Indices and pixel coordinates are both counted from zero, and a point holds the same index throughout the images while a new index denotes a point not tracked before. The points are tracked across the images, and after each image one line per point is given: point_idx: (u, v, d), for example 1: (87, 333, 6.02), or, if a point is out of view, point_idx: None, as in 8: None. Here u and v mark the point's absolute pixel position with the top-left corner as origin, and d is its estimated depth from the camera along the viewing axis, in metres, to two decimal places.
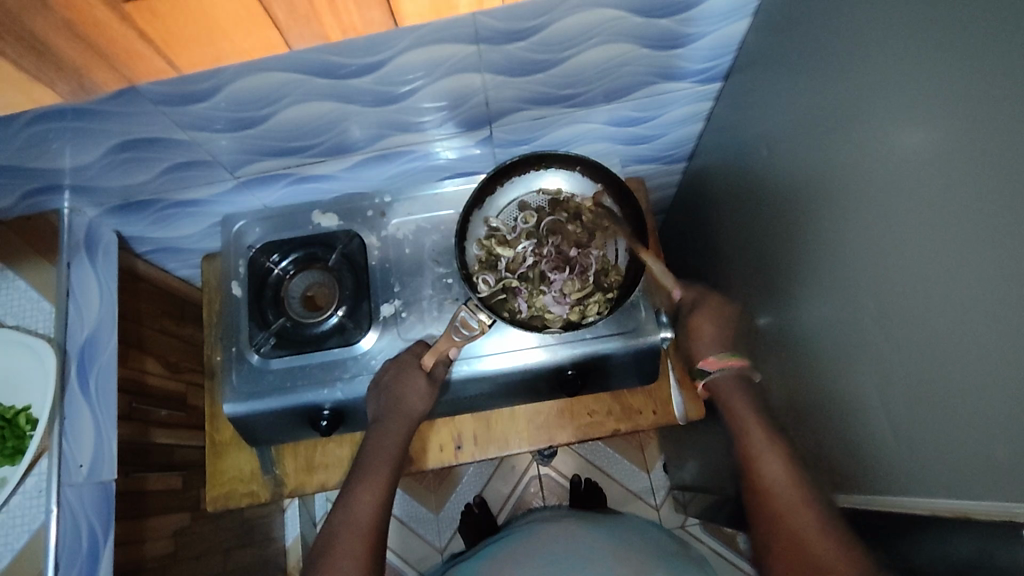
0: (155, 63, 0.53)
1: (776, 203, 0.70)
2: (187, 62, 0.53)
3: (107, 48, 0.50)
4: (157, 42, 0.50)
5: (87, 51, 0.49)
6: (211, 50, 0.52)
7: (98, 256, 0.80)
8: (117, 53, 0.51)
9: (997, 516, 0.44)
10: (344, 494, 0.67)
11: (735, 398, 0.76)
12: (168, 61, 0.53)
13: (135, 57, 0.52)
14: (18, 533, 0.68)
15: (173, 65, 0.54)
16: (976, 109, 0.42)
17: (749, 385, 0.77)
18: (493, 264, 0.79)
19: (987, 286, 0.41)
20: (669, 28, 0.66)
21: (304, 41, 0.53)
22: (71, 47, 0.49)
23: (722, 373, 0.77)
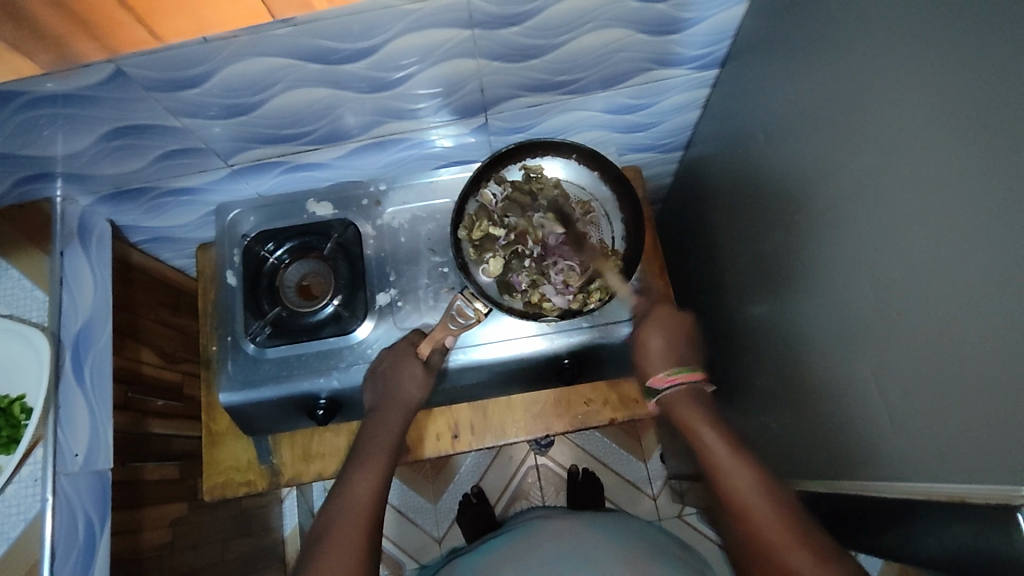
0: (137, 32, 0.50)
1: (773, 191, 0.70)
2: (171, 33, 0.51)
3: (89, 18, 0.48)
4: (137, 10, 0.48)
5: (66, 17, 0.47)
6: (194, 18, 0.50)
7: (93, 245, 0.79)
8: (97, 22, 0.48)
9: (987, 498, 0.43)
10: (342, 480, 0.66)
11: (690, 419, 0.66)
12: (150, 31, 0.50)
13: (114, 25, 0.49)
14: (14, 523, 0.67)
15: (155, 35, 0.51)
16: (970, 91, 0.41)
17: (703, 398, 0.68)
18: (492, 246, 0.76)
19: (985, 269, 0.41)
20: (665, 13, 0.66)
21: (290, 9, 0.51)
22: (49, 13, 0.46)
23: (677, 390, 0.69)
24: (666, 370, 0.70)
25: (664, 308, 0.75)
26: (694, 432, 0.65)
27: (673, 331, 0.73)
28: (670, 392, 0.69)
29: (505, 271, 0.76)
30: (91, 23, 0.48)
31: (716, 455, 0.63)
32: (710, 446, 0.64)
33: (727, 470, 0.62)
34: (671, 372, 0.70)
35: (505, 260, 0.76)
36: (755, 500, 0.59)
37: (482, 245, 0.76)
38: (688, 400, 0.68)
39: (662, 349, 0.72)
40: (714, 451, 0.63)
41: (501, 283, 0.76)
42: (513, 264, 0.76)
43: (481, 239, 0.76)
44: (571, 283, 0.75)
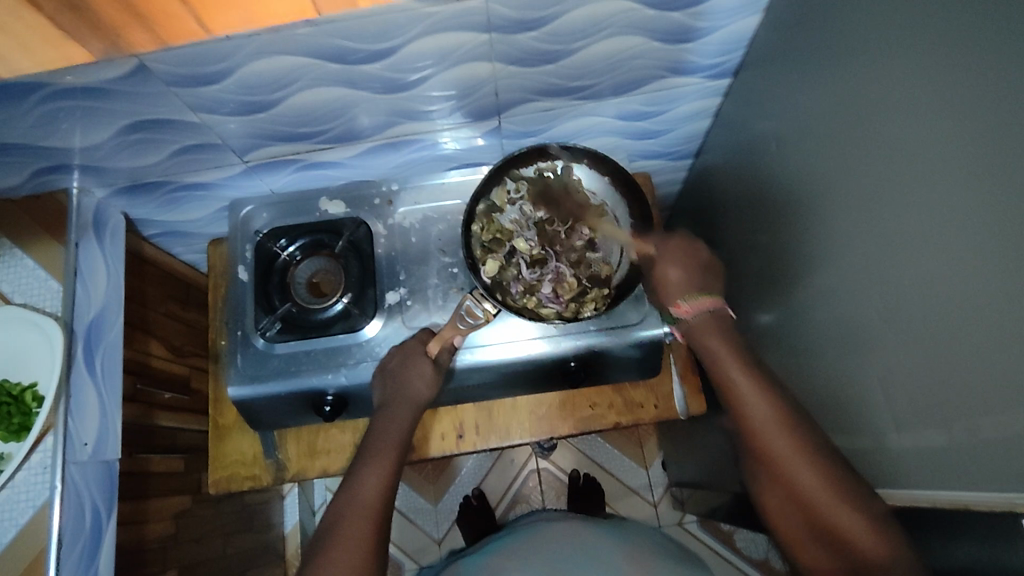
0: (191, 25, 0.53)
1: (782, 199, 0.71)
2: (222, 27, 0.54)
3: (146, 13, 0.51)
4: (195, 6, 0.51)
5: (125, 11, 0.50)
6: (246, 12, 0.52)
7: (106, 237, 0.80)
8: (154, 16, 0.51)
9: (993, 507, 0.44)
10: (350, 475, 0.67)
11: (711, 341, 0.66)
12: (202, 25, 0.53)
13: (169, 20, 0.52)
14: (23, 509, 0.68)
15: (207, 30, 0.54)
16: (980, 105, 0.42)
17: (723, 321, 0.68)
18: (498, 246, 0.77)
19: (991, 281, 0.42)
20: (680, 22, 0.67)
21: (334, 6, 0.54)
22: (109, 6, 0.49)
23: (699, 317, 0.68)
24: (684, 296, 0.69)
25: (676, 241, 0.73)
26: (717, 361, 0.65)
27: (687, 262, 0.71)
28: (695, 317, 0.68)
29: (506, 270, 0.77)
30: (147, 15, 0.51)
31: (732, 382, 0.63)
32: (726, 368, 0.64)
33: (738, 397, 0.62)
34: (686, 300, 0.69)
35: (508, 261, 0.77)
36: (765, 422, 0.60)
37: (488, 244, 0.77)
38: (712, 325, 0.67)
39: (680, 280, 0.70)
40: (762, 418, 0.60)
41: (500, 281, 0.77)
42: (515, 264, 0.77)
43: (487, 238, 0.78)
44: (566, 292, 0.77)
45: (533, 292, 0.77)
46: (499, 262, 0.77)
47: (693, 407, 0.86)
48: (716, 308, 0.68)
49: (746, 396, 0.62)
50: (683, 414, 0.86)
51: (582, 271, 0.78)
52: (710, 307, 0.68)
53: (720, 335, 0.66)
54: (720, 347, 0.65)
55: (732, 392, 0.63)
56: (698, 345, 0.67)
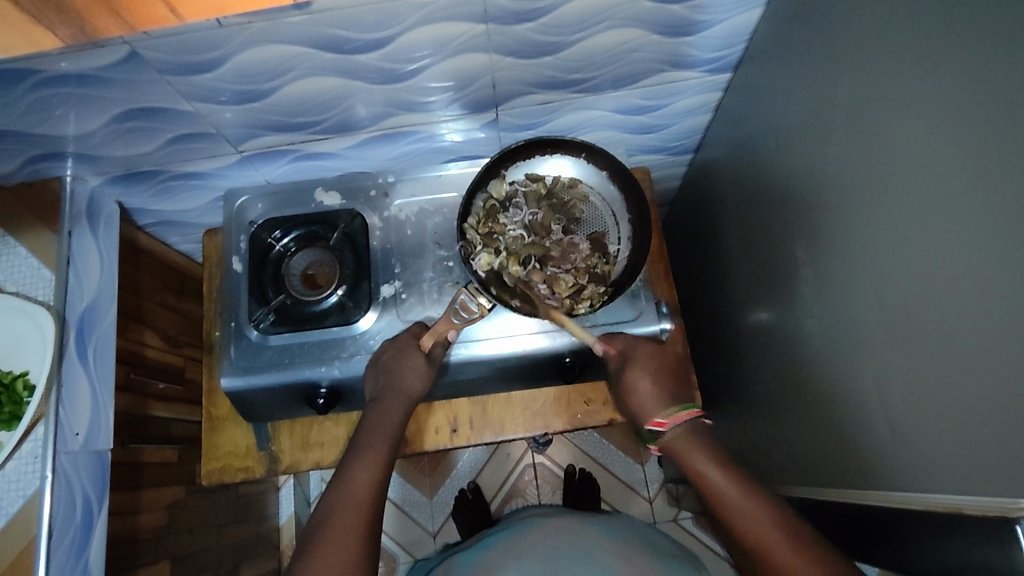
0: (158, 8, 0.49)
1: (780, 197, 0.70)
2: (192, 12, 0.49)
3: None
4: None
5: None
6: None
7: (100, 225, 0.80)
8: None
9: (985, 511, 0.43)
10: (342, 469, 0.66)
11: (692, 453, 0.64)
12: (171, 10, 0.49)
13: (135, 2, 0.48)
14: (12, 498, 0.68)
15: (178, 14, 0.50)
16: (982, 102, 0.41)
17: (702, 432, 0.66)
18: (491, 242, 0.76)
19: (986, 281, 0.41)
20: (680, 14, 0.66)
21: None
22: None
23: (676, 432, 0.66)
24: (661, 414, 0.68)
25: (645, 347, 0.73)
26: (704, 474, 0.63)
27: (654, 371, 0.71)
28: (671, 434, 0.67)
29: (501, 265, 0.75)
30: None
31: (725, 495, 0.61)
32: (711, 478, 0.62)
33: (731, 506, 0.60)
34: (661, 417, 0.68)
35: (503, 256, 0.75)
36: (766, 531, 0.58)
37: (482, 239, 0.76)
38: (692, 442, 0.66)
39: (651, 392, 0.70)
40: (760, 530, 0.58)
41: (494, 275, 0.75)
42: (510, 260, 0.75)
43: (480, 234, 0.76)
44: (562, 289, 0.75)
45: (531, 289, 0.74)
46: (493, 258, 0.75)
47: None
48: (694, 421, 0.67)
49: (744, 512, 0.60)
50: None
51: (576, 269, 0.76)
52: (688, 420, 0.67)
53: (703, 451, 0.64)
54: (704, 462, 0.63)
55: (728, 511, 0.61)
56: (678, 461, 0.66)
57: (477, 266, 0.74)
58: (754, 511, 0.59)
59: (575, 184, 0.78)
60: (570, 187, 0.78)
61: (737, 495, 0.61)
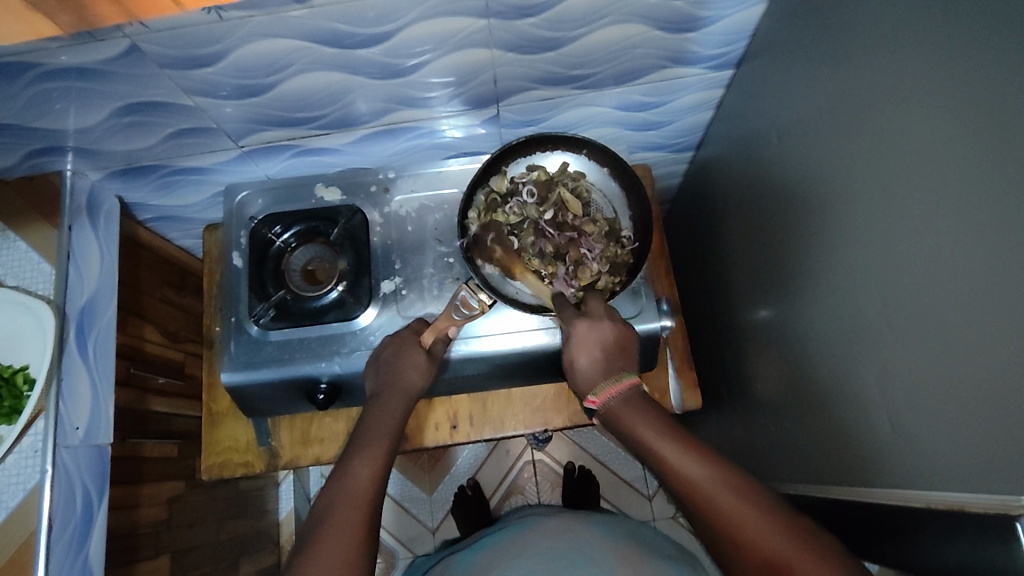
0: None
1: (781, 194, 0.70)
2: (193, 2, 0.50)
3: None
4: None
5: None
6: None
7: (101, 220, 0.80)
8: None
9: (987, 508, 0.43)
10: (342, 464, 0.66)
11: (632, 416, 0.63)
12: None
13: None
14: (13, 492, 0.68)
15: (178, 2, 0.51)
16: (985, 98, 0.41)
17: (642, 398, 0.65)
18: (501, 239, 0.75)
19: (989, 279, 0.41)
20: (682, 10, 0.65)
21: None
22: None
23: (616, 399, 0.65)
24: (594, 390, 0.66)
25: (596, 306, 0.70)
26: (646, 437, 0.61)
27: (609, 340, 0.68)
28: (609, 402, 0.65)
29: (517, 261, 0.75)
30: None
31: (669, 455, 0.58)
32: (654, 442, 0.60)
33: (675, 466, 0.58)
34: (596, 394, 0.66)
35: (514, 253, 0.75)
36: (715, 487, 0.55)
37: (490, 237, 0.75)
38: (632, 407, 0.64)
39: (600, 358, 0.67)
40: (707, 487, 0.55)
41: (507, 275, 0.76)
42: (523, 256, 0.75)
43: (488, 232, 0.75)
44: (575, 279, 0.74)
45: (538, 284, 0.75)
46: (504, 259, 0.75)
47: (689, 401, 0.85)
48: (631, 390, 0.65)
49: (689, 471, 0.57)
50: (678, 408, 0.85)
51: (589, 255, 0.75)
52: (621, 388, 0.65)
53: (642, 414, 0.62)
54: (643, 424, 0.62)
55: (673, 472, 0.58)
56: (620, 430, 0.64)
57: (484, 266, 0.75)
58: (691, 460, 0.57)
59: (582, 176, 0.78)
60: (577, 179, 0.78)
61: (680, 454, 0.58)
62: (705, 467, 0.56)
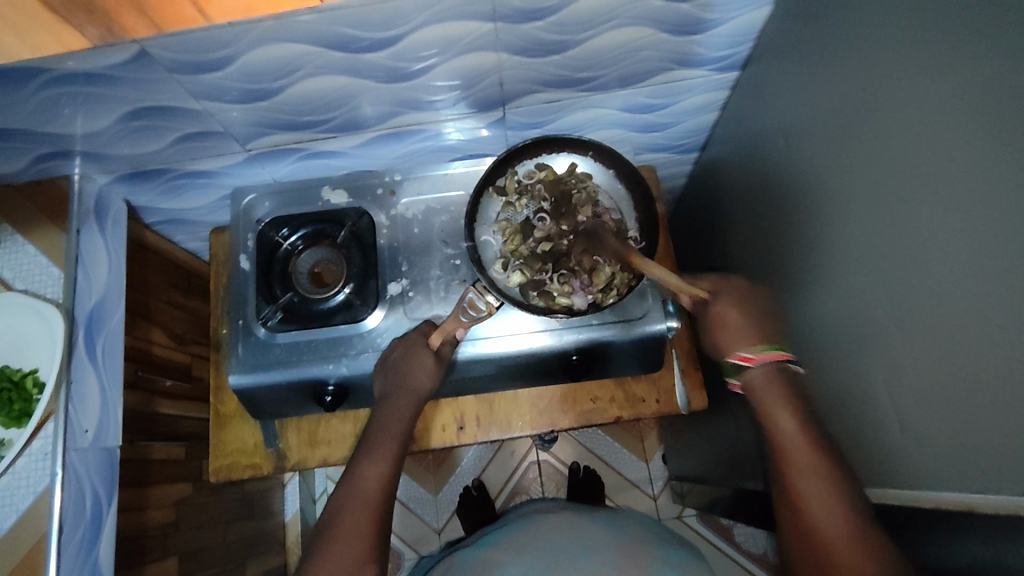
0: (186, 8, 0.52)
1: (788, 195, 0.70)
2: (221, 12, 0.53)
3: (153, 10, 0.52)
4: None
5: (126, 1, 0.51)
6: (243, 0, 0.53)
7: (109, 224, 0.80)
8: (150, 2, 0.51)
9: (999, 509, 0.43)
10: (351, 467, 0.66)
11: (769, 392, 0.62)
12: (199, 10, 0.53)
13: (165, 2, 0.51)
14: (23, 495, 0.69)
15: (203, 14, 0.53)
16: (991, 102, 0.41)
17: (788, 378, 0.62)
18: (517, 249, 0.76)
19: (996, 282, 0.41)
20: (688, 13, 0.66)
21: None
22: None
23: (761, 370, 0.63)
24: (750, 348, 0.63)
25: (737, 285, 0.67)
26: (770, 412, 0.61)
27: (747, 309, 0.66)
28: (755, 372, 0.63)
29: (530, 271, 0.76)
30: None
31: (776, 422, 0.60)
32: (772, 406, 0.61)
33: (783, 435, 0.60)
34: (751, 351, 0.63)
35: (526, 263, 0.76)
36: (802, 461, 0.58)
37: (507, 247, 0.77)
38: (773, 384, 0.62)
39: (738, 326, 0.64)
40: (799, 458, 0.58)
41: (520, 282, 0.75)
42: (535, 265, 0.75)
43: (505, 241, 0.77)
44: (588, 281, 0.74)
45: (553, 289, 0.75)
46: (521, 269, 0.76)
47: (695, 402, 0.85)
48: (780, 365, 0.63)
49: (790, 442, 0.59)
50: (685, 409, 0.86)
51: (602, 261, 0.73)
52: (779, 360, 0.63)
53: (779, 389, 0.62)
54: (776, 399, 0.61)
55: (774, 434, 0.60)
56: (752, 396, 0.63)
57: (502, 278, 0.76)
58: (793, 429, 0.60)
59: (589, 177, 0.78)
60: (585, 180, 0.78)
61: (792, 426, 0.60)
62: (803, 436, 0.59)
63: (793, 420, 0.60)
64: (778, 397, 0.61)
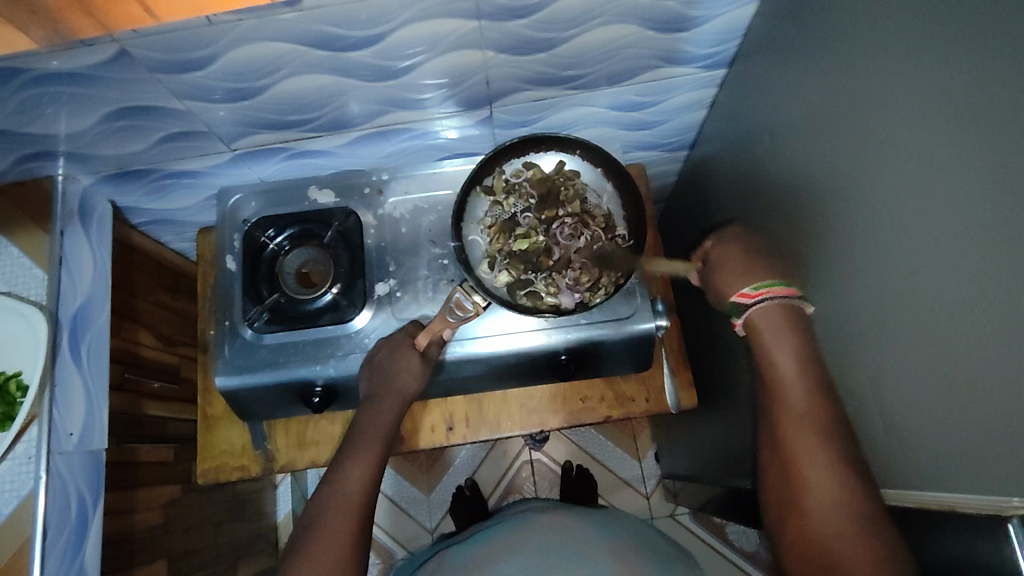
0: (133, 9, 0.49)
1: (776, 193, 0.70)
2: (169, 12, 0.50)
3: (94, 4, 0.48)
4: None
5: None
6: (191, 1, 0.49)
7: (93, 225, 0.80)
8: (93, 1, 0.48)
9: (980, 509, 0.43)
10: (335, 468, 0.66)
11: (771, 328, 0.62)
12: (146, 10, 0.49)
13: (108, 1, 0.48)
14: (7, 499, 0.67)
15: (151, 14, 0.50)
16: (976, 99, 0.41)
17: (797, 315, 0.62)
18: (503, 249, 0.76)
19: (981, 281, 0.41)
20: (675, 10, 0.65)
21: None
22: None
23: (766, 305, 0.63)
24: (751, 285, 0.64)
25: (737, 229, 0.70)
26: (773, 347, 0.61)
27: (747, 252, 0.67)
28: (759, 307, 0.63)
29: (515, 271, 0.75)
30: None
31: (776, 353, 0.61)
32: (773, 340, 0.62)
33: (781, 370, 0.61)
34: (753, 288, 0.64)
35: (512, 263, 0.75)
36: (795, 390, 0.59)
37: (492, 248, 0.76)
38: (780, 318, 0.62)
39: (740, 266, 0.66)
40: (792, 389, 0.60)
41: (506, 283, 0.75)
42: (522, 265, 0.75)
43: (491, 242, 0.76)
44: (575, 281, 0.74)
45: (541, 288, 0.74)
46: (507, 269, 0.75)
47: (684, 401, 0.85)
48: (790, 303, 0.62)
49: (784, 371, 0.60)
50: (674, 408, 0.85)
51: (590, 251, 0.75)
52: (787, 297, 0.62)
53: (784, 327, 0.62)
54: (780, 337, 0.61)
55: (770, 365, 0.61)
56: (756, 336, 0.63)
57: (491, 277, 0.76)
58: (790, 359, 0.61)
59: (577, 175, 0.77)
60: (572, 178, 0.77)
61: (791, 360, 0.60)
62: (798, 370, 0.60)
63: (793, 356, 0.61)
64: (782, 334, 0.62)
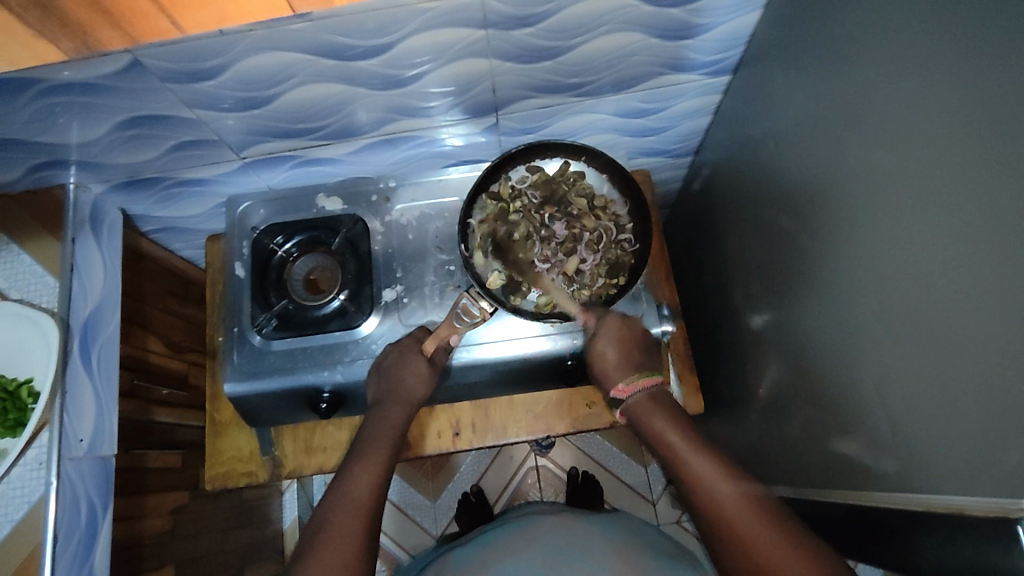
0: (159, 22, 0.52)
1: (780, 198, 0.70)
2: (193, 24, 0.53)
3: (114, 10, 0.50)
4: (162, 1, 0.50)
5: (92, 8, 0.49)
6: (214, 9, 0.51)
7: (104, 233, 0.80)
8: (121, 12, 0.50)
9: (989, 512, 0.43)
10: (342, 473, 0.66)
11: (654, 418, 0.66)
12: (172, 22, 0.52)
13: (137, 15, 0.51)
14: (18, 504, 0.68)
15: (177, 26, 0.53)
16: (977, 103, 0.41)
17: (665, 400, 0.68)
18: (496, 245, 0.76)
19: (985, 283, 0.41)
20: (680, 18, 0.66)
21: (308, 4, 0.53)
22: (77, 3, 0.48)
23: (637, 397, 0.69)
24: (623, 380, 0.70)
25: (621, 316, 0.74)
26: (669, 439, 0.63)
27: (627, 340, 0.73)
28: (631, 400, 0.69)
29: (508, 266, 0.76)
30: (115, 13, 0.50)
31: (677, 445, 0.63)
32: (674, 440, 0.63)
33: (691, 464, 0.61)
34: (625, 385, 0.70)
35: (507, 258, 0.76)
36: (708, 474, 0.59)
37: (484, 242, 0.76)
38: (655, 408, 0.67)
39: (618, 357, 0.72)
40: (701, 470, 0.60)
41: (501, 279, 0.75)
42: (516, 261, 0.76)
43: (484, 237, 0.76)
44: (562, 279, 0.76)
45: (531, 288, 0.76)
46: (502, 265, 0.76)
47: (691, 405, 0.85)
48: (654, 387, 0.69)
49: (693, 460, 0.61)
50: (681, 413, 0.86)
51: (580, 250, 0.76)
52: (650, 386, 0.69)
53: (662, 411, 0.66)
54: (665, 424, 0.65)
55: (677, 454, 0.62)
56: (639, 423, 0.68)
57: (483, 271, 0.75)
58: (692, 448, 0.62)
59: (582, 176, 0.78)
60: (577, 179, 0.78)
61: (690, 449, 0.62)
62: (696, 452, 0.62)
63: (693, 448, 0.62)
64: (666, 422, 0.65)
